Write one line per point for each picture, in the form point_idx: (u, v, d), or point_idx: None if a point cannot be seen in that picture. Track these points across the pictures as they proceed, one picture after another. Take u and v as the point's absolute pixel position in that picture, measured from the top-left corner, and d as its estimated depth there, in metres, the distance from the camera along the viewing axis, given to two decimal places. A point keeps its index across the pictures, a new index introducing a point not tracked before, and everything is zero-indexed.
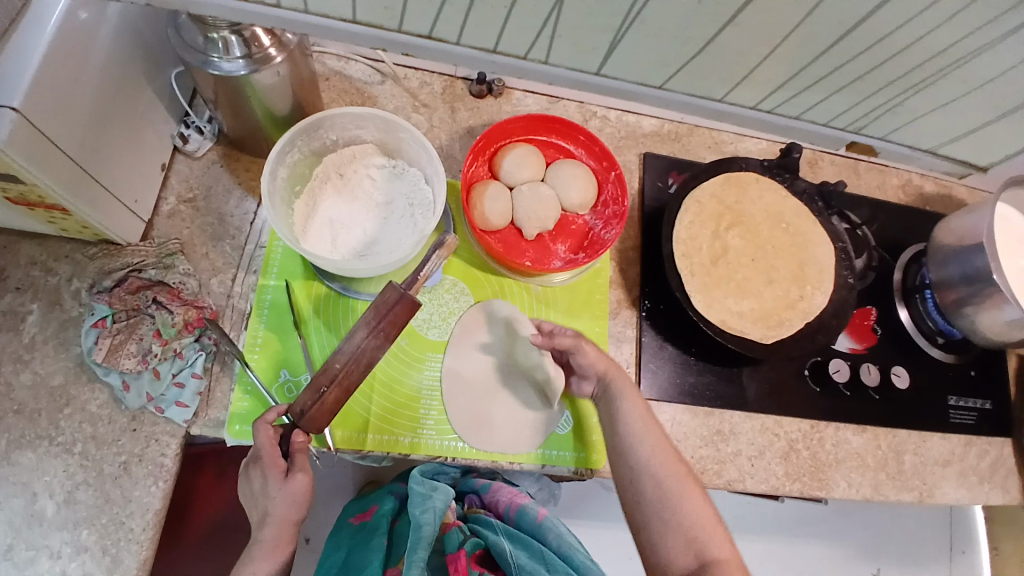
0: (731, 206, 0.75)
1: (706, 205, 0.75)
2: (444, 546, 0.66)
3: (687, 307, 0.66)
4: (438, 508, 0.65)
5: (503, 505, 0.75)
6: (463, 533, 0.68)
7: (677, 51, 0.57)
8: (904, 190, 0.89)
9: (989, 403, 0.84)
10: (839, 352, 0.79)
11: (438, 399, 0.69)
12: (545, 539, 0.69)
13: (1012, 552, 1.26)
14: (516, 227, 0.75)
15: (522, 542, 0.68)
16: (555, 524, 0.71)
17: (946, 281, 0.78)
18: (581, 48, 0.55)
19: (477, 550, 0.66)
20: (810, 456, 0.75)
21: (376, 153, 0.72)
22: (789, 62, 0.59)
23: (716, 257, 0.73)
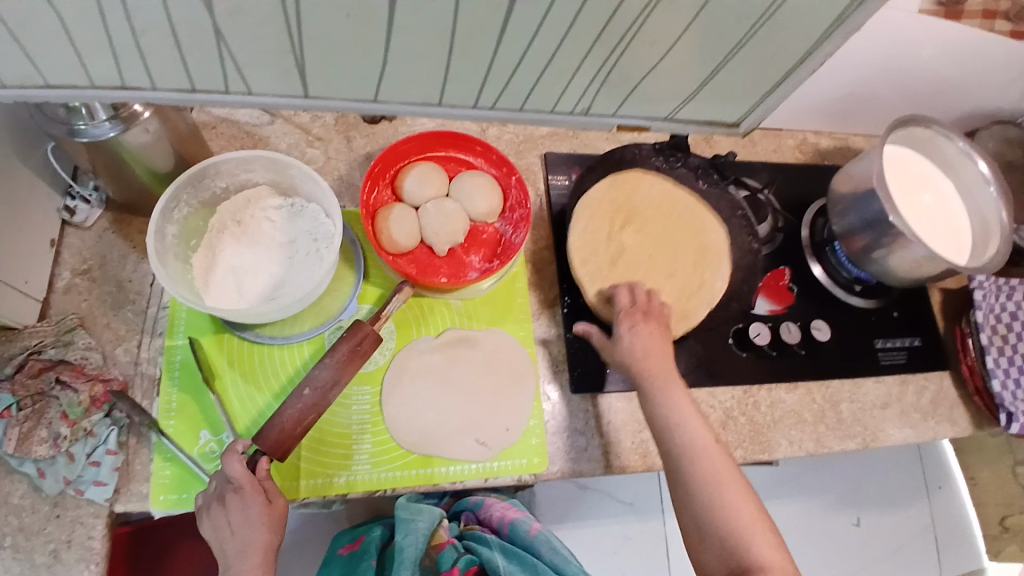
0: (624, 205, 0.77)
1: (599, 208, 0.77)
2: (439, 567, 0.71)
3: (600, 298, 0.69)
4: (422, 529, 0.72)
5: (497, 518, 0.77)
6: (457, 551, 0.72)
7: (645, 92, 0.52)
8: (800, 149, 0.92)
9: (917, 339, 0.87)
10: (760, 316, 0.81)
11: (371, 433, 0.68)
12: (539, 553, 0.73)
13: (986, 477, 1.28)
14: (427, 244, 0.75)
15: (516, 556, 0.72)
16: (547, 536, 0.75)
17: (850, 230, 0.80)
18: (545, 90, 0.49)
19: (472, 566, 0.71)
20: (747, 421, 0.76)
21: (271, 194, 0.71)
22: (685, 67, 0.49)
23: (615, 257, 0.74)
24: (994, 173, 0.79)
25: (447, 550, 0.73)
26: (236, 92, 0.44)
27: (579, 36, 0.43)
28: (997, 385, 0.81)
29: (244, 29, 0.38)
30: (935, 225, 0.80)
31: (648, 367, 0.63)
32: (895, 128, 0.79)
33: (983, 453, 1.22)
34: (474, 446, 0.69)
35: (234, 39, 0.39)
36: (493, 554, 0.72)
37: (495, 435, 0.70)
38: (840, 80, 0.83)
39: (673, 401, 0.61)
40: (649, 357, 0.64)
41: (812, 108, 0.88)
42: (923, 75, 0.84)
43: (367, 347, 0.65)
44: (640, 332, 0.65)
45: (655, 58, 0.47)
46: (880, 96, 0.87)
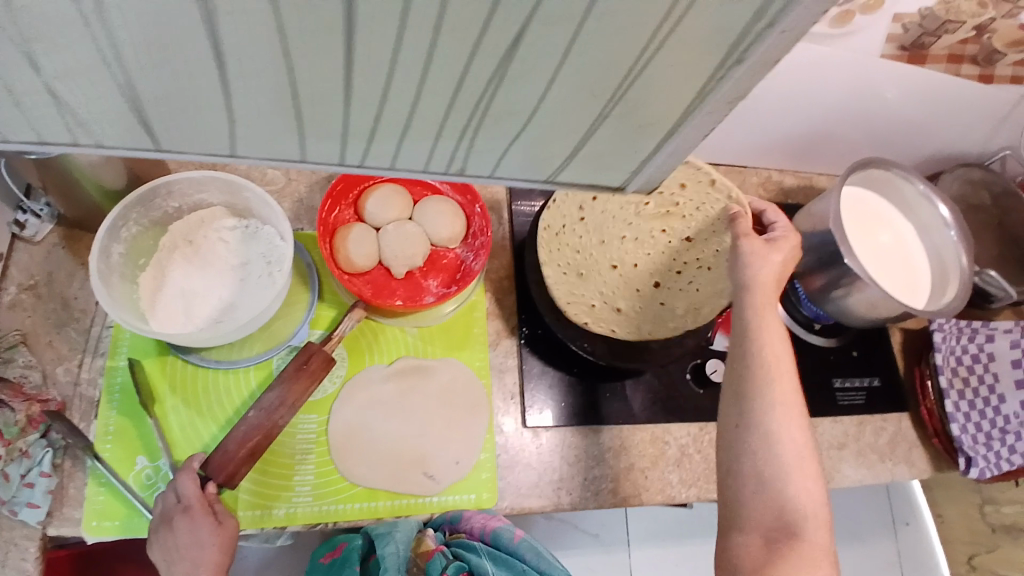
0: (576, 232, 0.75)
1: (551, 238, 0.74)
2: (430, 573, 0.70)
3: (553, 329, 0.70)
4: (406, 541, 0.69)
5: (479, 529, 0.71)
6: (445, 559, 0.70)
7: (590, 147, 0.35)
8: (764, 187, 0.92)
9: (876, 379, 0.87)
10: (719, 352, 0.81)
11: (315, 463, 0.67)
12: (524, 558, 0.72)
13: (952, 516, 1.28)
14: (385, 267, 0.74)
15: (505, 561, 0.72)
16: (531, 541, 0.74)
17: (809, 269, 0.80)
18: (438, 138, 0.33)
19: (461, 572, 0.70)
20: (703, 459, 0.76)
21: (226, 215, 0.70)
22: (639, 135, 0.34)
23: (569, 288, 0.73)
24: (954, 218, 0.80)
25: (435, 556, 0.71)
26: (81, 145, 0.33)
27: (485, 68, 0.28)
28: (955, 428, 0.81)
29: (98, 115, 0.31)
30: (895, 267, 0.81)
31: (768, 285, 0.63)
32: (856, 169, 0.80)
33: (948, 492, 1.22)
34: (420, 479, 0.68)
35: (75, 101, 0.30)
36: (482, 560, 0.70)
37: (443, 469, 0.69)
38: (805, 119, 0.84)
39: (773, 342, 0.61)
40: (772, 277, 0.64)
41: (778, 146, 0.88)
42: (886, 117, 0.85)
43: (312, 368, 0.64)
44: (780, 249, 0.66)
45: (604, 106, 0.32)
46: (844, 136, 0.88)
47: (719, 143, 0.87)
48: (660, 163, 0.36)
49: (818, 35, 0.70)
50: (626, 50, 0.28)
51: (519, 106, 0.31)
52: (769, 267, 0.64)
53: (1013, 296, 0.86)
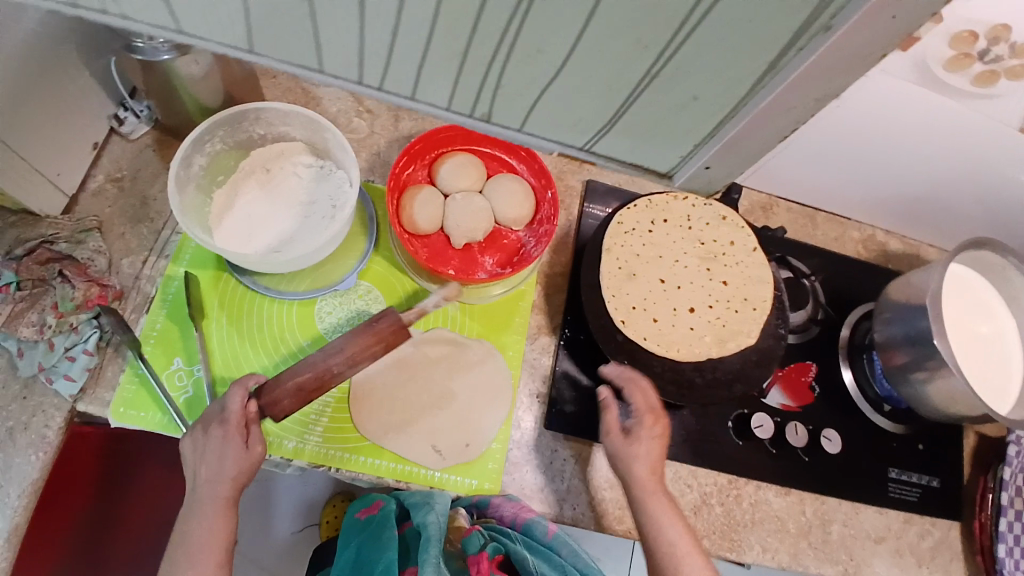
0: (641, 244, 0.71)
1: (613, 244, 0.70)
2: (466, 549, 0.63)
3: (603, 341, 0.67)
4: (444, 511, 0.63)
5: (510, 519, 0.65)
6: (483, 537, 0.64)
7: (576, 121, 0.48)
8: (864, 245, 0.85)
9: (936, 480, 0.78)
10: (769, 407, 0.74)
11: (332, 407, 0.67)
12: (559, 552, 0.65)
13: None
14: (444, 235, 0.74)
15: (542, 554, 0.64)
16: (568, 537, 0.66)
17: (890, 343, 0.73)
18: (433, 75, 0.43)
19: (497, 555, 0.63)
20: (723, 513, 0.70)
21: (305, 152, 0.71)
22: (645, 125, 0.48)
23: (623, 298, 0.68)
24: None
25: (472, 535, 0.65)
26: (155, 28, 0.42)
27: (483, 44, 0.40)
28: (1001, 550, 0.72)
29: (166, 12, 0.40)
30: (989, 364, 0.72)
31: (648, 480, 0.63)
32: (970, 247, 0.71)
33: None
34: (428, 452, 0.66)
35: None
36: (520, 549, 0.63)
37: (452, 447, 0.67)
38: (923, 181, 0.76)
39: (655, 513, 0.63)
40: (648, 472, 0.64)
41: (886, 204, 0.81)
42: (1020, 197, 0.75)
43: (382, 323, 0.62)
44: (642, 448, 0.64)
45: (558, 72, 0.42)
46: (967, 212, 0.79)
47: (820, 187, 0.80)
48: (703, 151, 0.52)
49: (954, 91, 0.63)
50: (626, 59, 0.40)
51: (499, 64, 0.41)
52: (641, 463, 0.64)
53: None
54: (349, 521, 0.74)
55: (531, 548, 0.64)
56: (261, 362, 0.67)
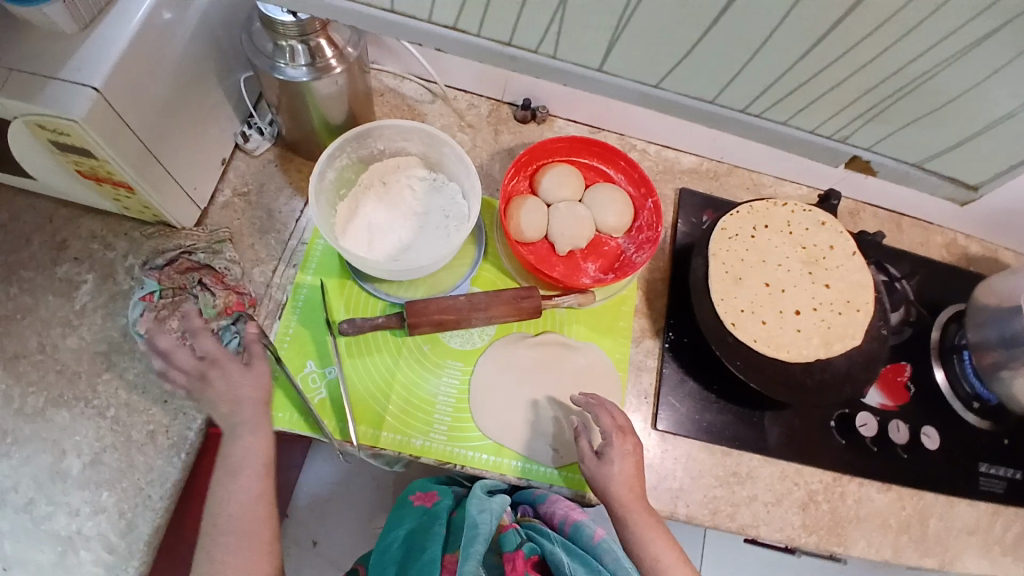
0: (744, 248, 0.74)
1: (719, 248, 0.73)
2: (501, 547, 0.64)
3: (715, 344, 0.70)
4: (497, 511, 0.64)
5: (557, 518, 0.66)
6: (520, 537, 0.64)
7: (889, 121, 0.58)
8: (948, 249, 0.87)
9: (1019, 473, 0.79)
10: (869, 407, 0.75)
11: (453, 407, 0.69)
12: (602, 561, 0.63)
13: None
14: (549, 242, 0.77)
15: (580, 558, 0.63)
16: (613, 546, 0.64)
17: (985, 342, 0.74)
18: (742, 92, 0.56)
19: (533, 556, 0.63)
20: (829, 510, 0.72)
21: (419, 165, 0.75)
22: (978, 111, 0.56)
23: (731, 300, 0.71)
24: None
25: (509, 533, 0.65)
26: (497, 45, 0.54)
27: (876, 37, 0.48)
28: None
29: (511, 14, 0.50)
30: None
31: (630, 501, 0.61)
32: None
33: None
34: (547, 451, 0.69)
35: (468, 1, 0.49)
36: (556, 548, 0.63)
37: (570, 445, 0.69)
38: None
39: (650, 542, 0.61)
40: (629, 493, 0.62)
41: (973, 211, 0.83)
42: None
43: (525, 306, 0.70)
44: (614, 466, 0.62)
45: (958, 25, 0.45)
46: None
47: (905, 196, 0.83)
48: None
49: None
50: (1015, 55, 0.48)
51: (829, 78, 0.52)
52: (619, 480, 0.62)
53: None
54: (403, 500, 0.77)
55: (570, 550, 0.64)
56: (385, 363, 0.69)
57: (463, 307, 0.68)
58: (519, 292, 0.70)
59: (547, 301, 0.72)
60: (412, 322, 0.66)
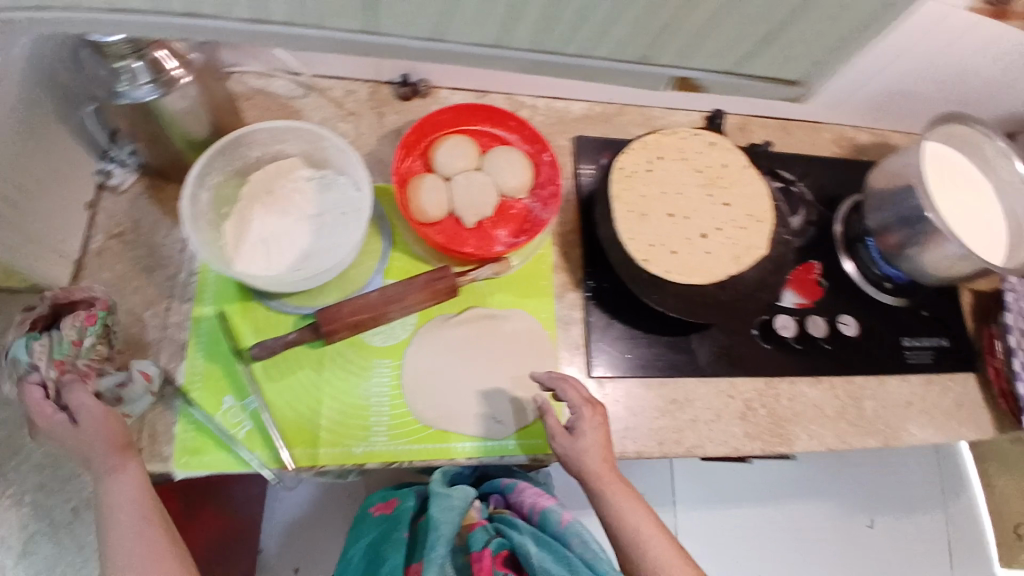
0: (644, 183, 0.74)
1: (620, 189, 0.73)
2: (471, 546, 0.70)
3: (632, 285, 0.71)
4: (459, 507, 0.72)
5: (527, 507, 0.77)
6: (488, 534, 0.72)
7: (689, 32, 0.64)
8: (839, 143, 0.89)
9: (945, 339, 0.85)
10: (787, 309, 0.79)
11: (388, 406, 0.68)
12: (570, 545, 0.70)
13: (1006, 487, 1.31)
14: (454, 217, 0.75)
15: (548, 545, 0.70)
16: (579, 530, 0.72)
17: (885, 226, 0.78)
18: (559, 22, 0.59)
19: (502, 551, 0.70)
20: (767, 414, 0.76)
21: (302, 165, 0.71)
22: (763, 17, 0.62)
23: (640, 238, 0.72)
24: None
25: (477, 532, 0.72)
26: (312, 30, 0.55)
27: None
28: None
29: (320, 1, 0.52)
30: (974, 227, 0.78)
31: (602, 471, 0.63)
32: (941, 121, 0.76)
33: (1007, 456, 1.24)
34: (492, 425, 0.69)
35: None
36: (523, 539, 0.70)
37: (513, 415, 0.69)
38: None
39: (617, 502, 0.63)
40: (602, 462, 0.64)
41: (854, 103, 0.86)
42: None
43: (439, 288, 0.68)
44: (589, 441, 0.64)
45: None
46: None
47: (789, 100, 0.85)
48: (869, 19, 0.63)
49: None
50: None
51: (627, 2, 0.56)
52: (591, 454, 0.63)
53: None
54: (364, 516, 0.81)
55: (538, 539, 0.72)
56: (308, 378, 0.67)
57: (376, 303, 0.66)
58: (429, 275, 0.68)
59: (463, 276, 0.70)
60: (327, 330, 0.64)
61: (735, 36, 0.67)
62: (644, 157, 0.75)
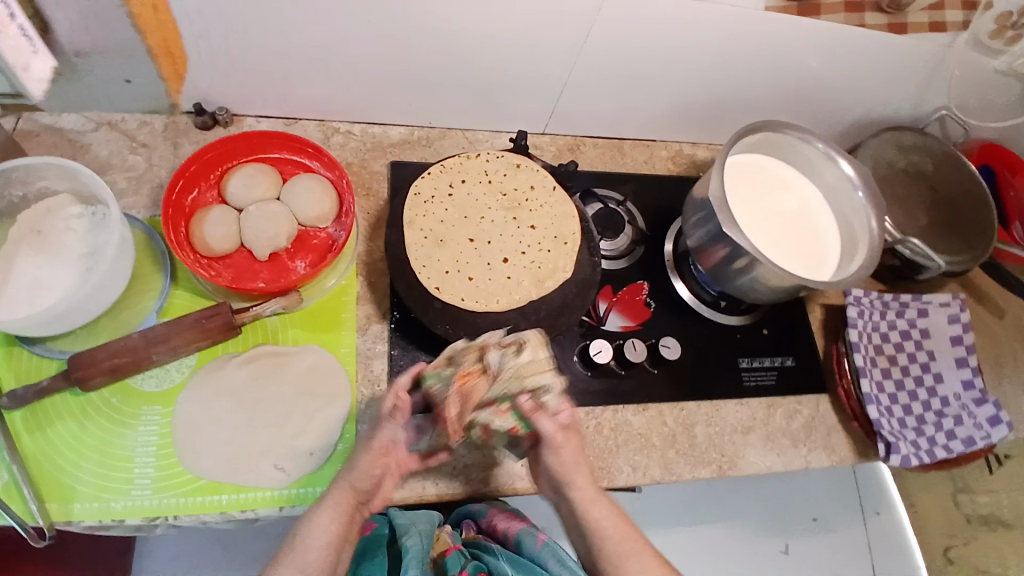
0: (444, 208, 0.71)
1: (413, 213, 0.70)
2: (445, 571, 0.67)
3: (420, 315, 0.65)
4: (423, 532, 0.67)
5: (502, 531, 0.74)
6: (462, 558, 0.69)
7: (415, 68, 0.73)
8: (674, 160, 0.90)
9: (790, 360, 0.82)
10: (609, 333, 0.76)
11: (157, 456, 0.63)
12: (546, 566, 0.68)
13: (926, 505, 1.19)
14: (247, 250, 0.71)
15: (526, 568, 0.69)
16: (557, 549, 0.70)
17: (703, 246, 0.75)
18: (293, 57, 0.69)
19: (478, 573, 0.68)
20: (588, 446, 0.71)
21: (73, 203, 0.68)
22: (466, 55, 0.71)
23: (434, 264, 0.68)
24: (858, 176, 0.74)
25: (452, 557, 0.69)
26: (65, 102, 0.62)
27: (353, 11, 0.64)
28: (873, 411, 0.76)
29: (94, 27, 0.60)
30: (801, 239, 0.74)
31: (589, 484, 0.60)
32: (746, 131, 0.73)
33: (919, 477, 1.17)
34: (273, 473, 0.64)
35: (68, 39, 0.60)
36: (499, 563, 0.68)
37: (297, 461, 0.65)
38: (697, 75, 0.79)
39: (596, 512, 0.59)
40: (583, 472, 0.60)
41: (680, 116, 0.86)
42: (800, 74, 0.81)
43: (213, 326, 0.65)
44: (564, 454, 0.58)
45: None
46: (752, 101, 0.86)
47: (609, 117, 0.85)
48: (555, 55, 0.72)
49: None
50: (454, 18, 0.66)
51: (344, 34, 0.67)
52: (568, 470, 0.59)
53: (942, 264, 0.80)
54: None
55: (515, 562, 0.70)
56: (71, 429, 0.63)
57: (138, 345, 0.63)
58: (202, 314, 0.65)
59: (244, 313, 0.67)
60: (76, 376, 0.60)
61: (456, 63, 0.73)
62: (444, 181, 0.73)
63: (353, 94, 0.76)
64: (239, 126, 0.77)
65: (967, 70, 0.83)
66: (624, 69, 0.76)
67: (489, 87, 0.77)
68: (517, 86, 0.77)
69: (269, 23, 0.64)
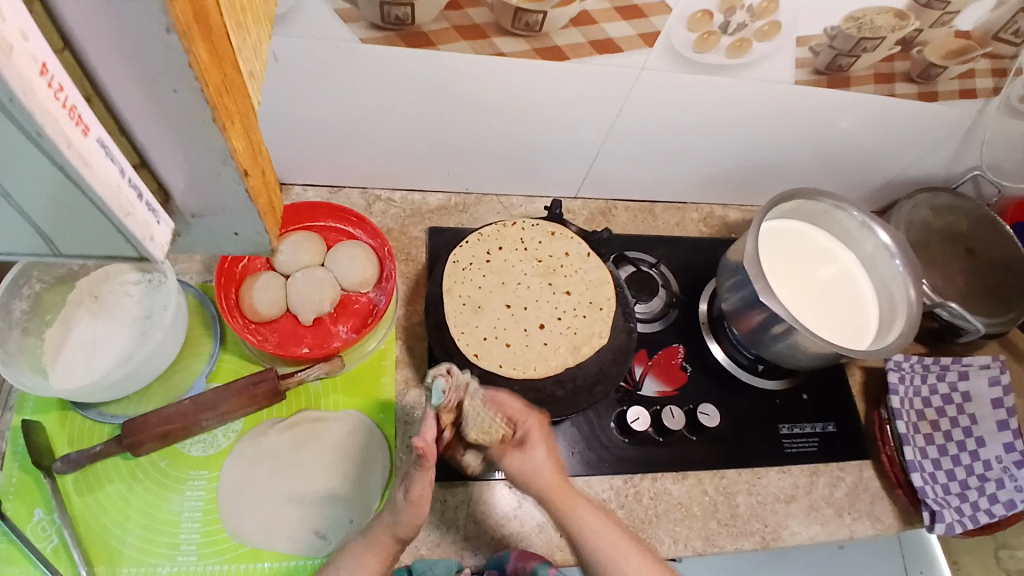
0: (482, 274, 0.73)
1: (453, 280, 0.72)
2: None
3: None
4: None
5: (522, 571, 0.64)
6: None
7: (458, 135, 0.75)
8: (705, 223, 0.92)
9: (832, 425, 0.80)
10: (645, 398, 0.75)
11: (200, 520, 0.64)
12: None
13: None
14: (292, 315, 0.74)
15: None
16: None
17: (738, 311, 0.75)
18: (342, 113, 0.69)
19: None
20: (626, 515, 0.70)
21: (129, 267, 0.69)
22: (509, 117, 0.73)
23: (472, 331, 0.69)
24: (894, 242, 0.75)
25: None
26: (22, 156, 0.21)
27: None
28: (917, 479, 0.74)
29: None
30: (836, 305, 0.74)
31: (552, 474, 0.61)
32: (781, 199, 0.74)
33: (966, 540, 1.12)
34: (312, 541, 0.64)
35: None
36: None
37: (335, 527, 0.65)
38: (731, 142, 0.81)
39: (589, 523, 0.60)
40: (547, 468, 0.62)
41: (712, 179, 0.88)
42: (834, 138, 0.82)
43: (259, 392, 0.66)
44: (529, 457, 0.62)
45: None
46: (783, 165, 0.87)
47: (641, 181, 0.87)
48: (594, 123, 0.75)
49: (717, 67, 0.67)
50: None
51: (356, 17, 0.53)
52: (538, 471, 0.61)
53: (982, 327, 0.79)
54: None
55: None
56: (120, 491, 0.65)
57: (187, 411, 0.65)
58: (249, 380, 0.67)
59: (289, 377, 0.68)
60: (129, 442, 0.62)
61: (497, 133, 0.75)
62: (482, 247, 0.75)
63: (397, 163, 0.79)
64: (288, 194, 0.81)
65: (1000, 134, 0.84)
66: (659, 136, 0.78)
67: (526, 155, 0.80)
68: (554, 154, 0.80)
69: (319, 102, 0.68)
